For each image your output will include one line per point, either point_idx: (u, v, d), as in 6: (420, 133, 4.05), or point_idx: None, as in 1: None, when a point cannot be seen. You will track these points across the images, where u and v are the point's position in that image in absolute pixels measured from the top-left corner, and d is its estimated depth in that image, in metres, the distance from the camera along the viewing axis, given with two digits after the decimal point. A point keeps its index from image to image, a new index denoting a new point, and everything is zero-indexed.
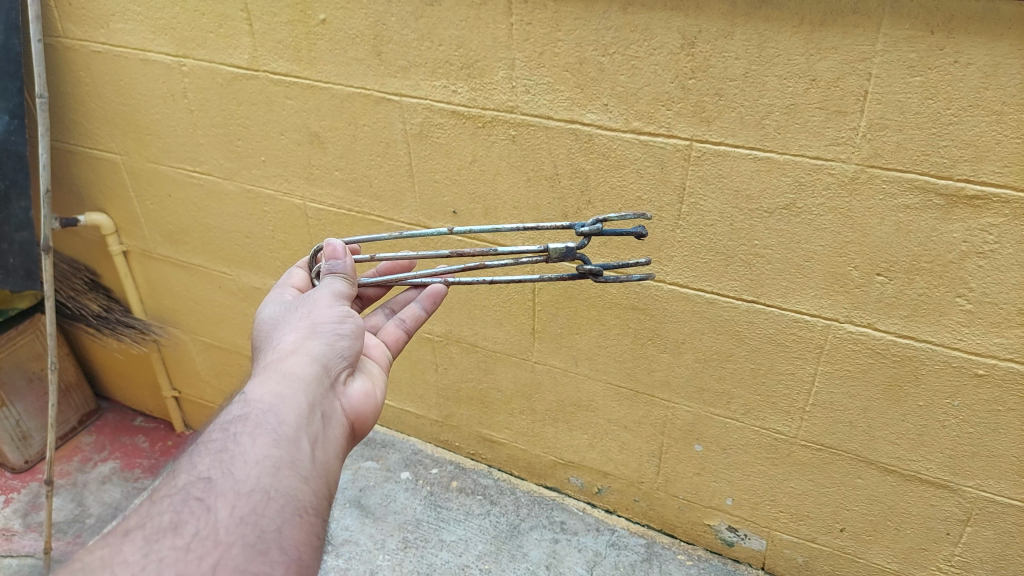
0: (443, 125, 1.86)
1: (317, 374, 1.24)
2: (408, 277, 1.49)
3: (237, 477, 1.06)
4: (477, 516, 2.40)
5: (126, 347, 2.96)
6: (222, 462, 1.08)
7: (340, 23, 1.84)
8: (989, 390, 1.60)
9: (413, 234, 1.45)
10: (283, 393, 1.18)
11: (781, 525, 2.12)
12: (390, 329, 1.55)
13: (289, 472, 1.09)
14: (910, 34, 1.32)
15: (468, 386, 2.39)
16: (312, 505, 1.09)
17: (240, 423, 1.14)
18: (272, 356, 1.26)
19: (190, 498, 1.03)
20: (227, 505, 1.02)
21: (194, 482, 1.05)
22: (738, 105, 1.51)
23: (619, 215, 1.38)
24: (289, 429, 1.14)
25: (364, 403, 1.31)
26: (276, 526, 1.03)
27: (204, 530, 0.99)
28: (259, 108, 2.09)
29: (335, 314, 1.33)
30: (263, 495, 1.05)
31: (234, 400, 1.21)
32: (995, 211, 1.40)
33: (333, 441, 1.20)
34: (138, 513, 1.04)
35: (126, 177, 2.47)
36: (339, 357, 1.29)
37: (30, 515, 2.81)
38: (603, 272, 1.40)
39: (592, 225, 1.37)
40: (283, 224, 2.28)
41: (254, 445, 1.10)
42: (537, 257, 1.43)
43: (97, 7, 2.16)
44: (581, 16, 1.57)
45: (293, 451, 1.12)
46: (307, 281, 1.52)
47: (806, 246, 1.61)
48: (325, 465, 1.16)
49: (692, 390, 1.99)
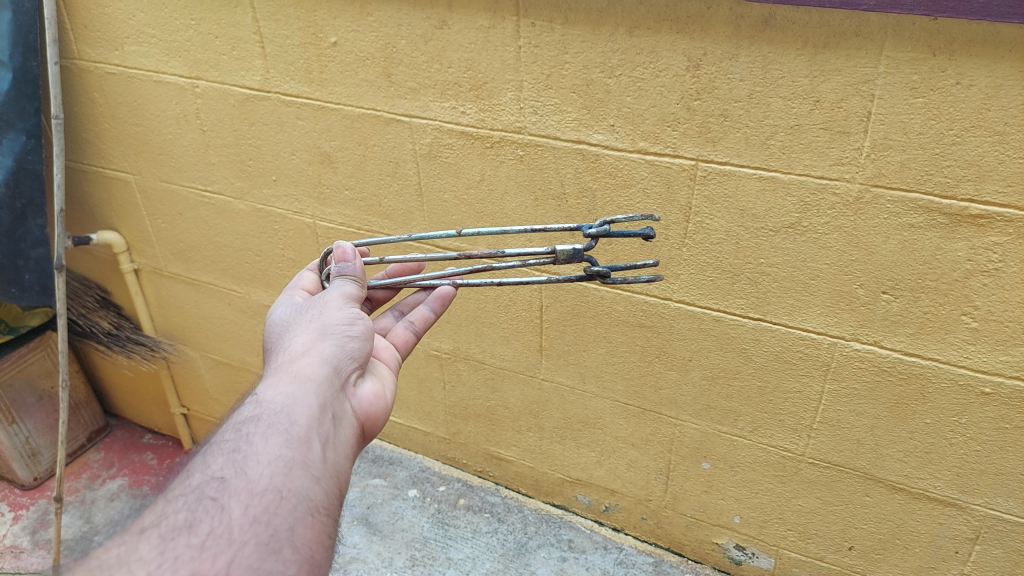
0: (452, 145, 1.88)
1: (328, 375, 1.25)
2: (416, 279, 1.50)
3: (250, 477, 1.07)
4: (484, 534, 2.41)
5: (135, 364, 2.97)
6: (235, 462, 1.09)
7: (350, 45, 1.87)
8: (995, 409, 1.61)
9: (421, 237, 1.46)
10: (294, 394, 1.19)
11: (788, 544, 2.12)
12: (398, 332, 1.57)
13: (301, 471, 1.10)
14: (912, 56, 1.33)
15: (475, 403, 2.40)
16: (324, 505, 1.10)
17: (253, 423, 1.15)
18: (283, 358, 1.28)
19: (204, 498, 1.05)
20: (241, 504, 1.03)
21: (208, 481, 1.07)
22: (743, 126, 1.52)
23: (626, 217, 1.38)
24: (300, 429, 1.15)
25: (374, 404, 1.32)
26: (288, 525, 1.04)
27: (218, 528, 1.01)
28: (270, 128, 2.12)
29: (346, 316, 1.35)
30: (276, 495, 1.06)
31: (247, 401, 1.22)
32: (999, 230, 1.41)
33: (344, 442, 1.21)
34: (153, 513, 1.05)
35: (137, 196, 2.50)
36: (349, 358, 1.30)
37: (38, 532, 2.82)
38: (610, 274, 1.40)
39: (600, 226, 1.37)
40: (292, 242, 2.31)
41: (266, 445, 1.11)
42: (545, 259, 1.43)
43: (112, 30, 2.19)
44: (588, 39, 1.59)
45: (305, 451, 1.13)
46: (317, 283, 1.54)
47: (811, 265, 1.62)
48: (336, 465, 1.17)
49: (699, 407, 2.00)
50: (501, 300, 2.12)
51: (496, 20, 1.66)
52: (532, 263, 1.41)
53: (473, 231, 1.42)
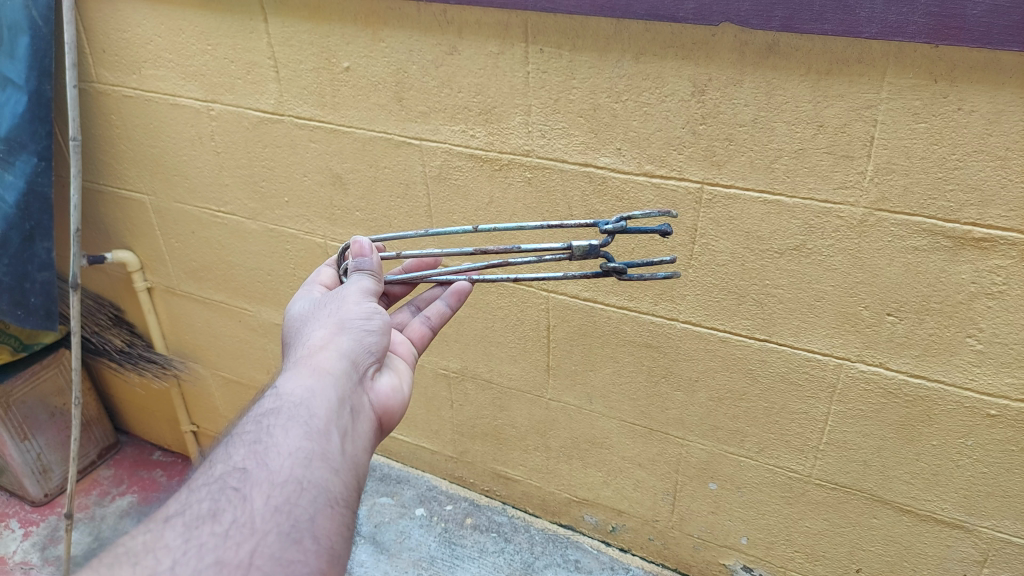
0: (461, 167, 1.91)
1: (346, 369, 1.27)
2: (432, 275, 1.52)
3: (271, 468, 1.09)
4: (491, 554, 2.42)
5: (146, 381, 2.99)
6: (257, 453, 1.11)
7: (363, 70, 1.90)
8: (1001, 431, 1.61)
9: (438, 233, 1.48)
10: (313, 386, 1.21)
11: (796, 565, 2.12)
12: (415, 326, 1.59)
13: (320, 463, 1.12)
14: (914, 82, 1.35)
15: (482, 422, 2.41)
16: (343, 496, 1.12)
17: (273, 415, 1.17)
18: (302, 352, 1.30)
19: (227, 488, 1.06)
20: (262, 494, 1.05)
21: (230, 472, 1.09)
22: (748, 150, 1.55)
23: (644, 214, 1.40)
24: (320, 422, 1.17)
25: (391, 398, 1.34)
26: (309, 515, 1.05)
27: (241, 518, 1.02)
28: (283, 151, 2.15)
29: (363, 311, 1.36)
30: (296, 486, 1.07)
31: (266, 394, 1.24)
32: (1002, 253, 1.42)
33: (362, 435, 1.23)
34: (177, 501, 1.07)
35: (151, 216, 2.54)
36: (367, 352, 1.32)
37: (48, 548, 2.83)
38: (626, 270, 1.40)
39: (616, 223, 1.38)
40: (304, 262, 2.33)
41: (287, 436, 1.13)
42: (561, 256, 1.44)
43: (130, 54, 2.23)
44: (595, 66, 1.61)
45: (324, 443, 1.15)
46: (336, 278, 1.56)
47: (817, 286, 1.64)
48: (354, 458, 1.19)
49: (705, 427, 2.01)
50: (508, 319, 2.13)
51: (505, 46, 1.69)
52: (548, 259, 1.43)
53: (489, 228, 1.44)
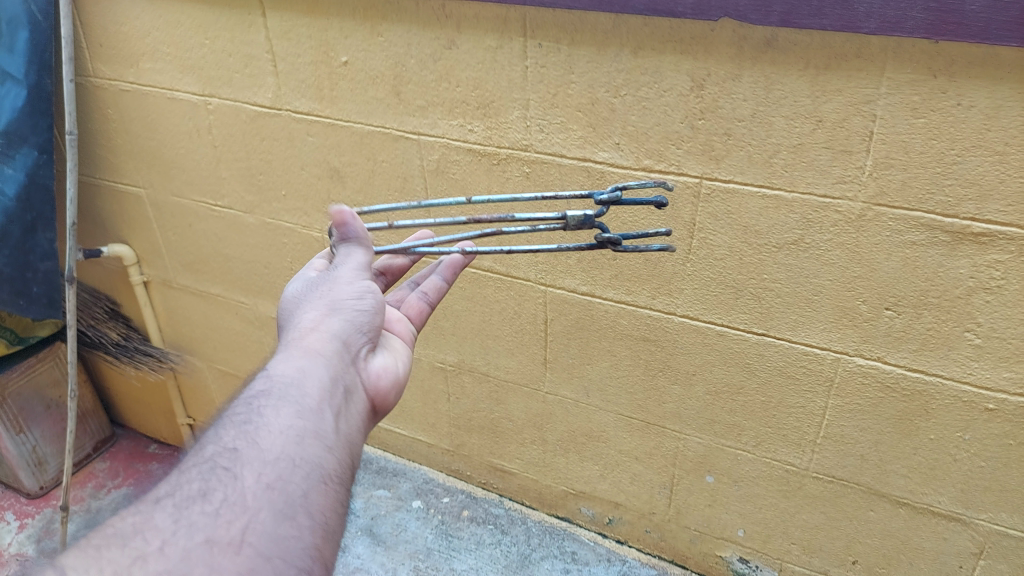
0: (459, 161, 1.90)
1: (337, 349, 1.27)
2: (419, 245, 1.51)
3: (262, 447, 1.08)
4: (488, 545, 2.42)
5: (142, 375, 2.96)
6: (247, 432, 1.10)
7: (361, 64, 1.89)
8: (998, 425, 1.62)
9: (432, 204, 1.47)
10: (305, 367, 1.21)
11: (793, 557, 2.12)
12: (413, 302, 1.59)
13: (312, 441, 1.12)
14: (912, 77, 1.35)
15: (479, 415, 2.41)
16: (336, 474, 1.12)
17: (265, 395, 1.17)
18: (293, 332, 1.29)
19: (218, 466, 1.05)
20: (254, 473, 1.04)
21: (221, 451, 1.08)
22: (747, 144, 1.54)
23: (638, 184, 1.39)
24: (312, 401, 1.17)
25: (383, 378, 1.34)
26: (301, 492, 1.06)
27: (232, 495, 1.01)
28: (281, 145, 2.14)
29: (356, 289, 1.36)
30: (288, 463, 1.07)
31: (258, 374, 1.24)
32: (1001, 248, 1.43)
33: (354, 416, 1.23)
34: (166, 483, 1.04)
35: (148, 209, 2.53)
36: (359, 332, 1.32)
37: (44, 540, 2.83)
38: (621, 242, 1.41)
39: (611, 193, 1.39)
40: (301, 255, 2.33)
41: (277, 416, 1.13)
42: (555, 226, 1.43)
43: (128, 46, 2.22)
44: (594, 60, 1.61)
45: (316, 422, 1.15)
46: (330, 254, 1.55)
47: (814, 281, 1.64)
48: (347, 437, 1.19)
49: (702, 421, 2.01)
50: (506, 313, 2.13)
51: (503, 40, 1.69)
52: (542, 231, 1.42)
53: (482, 198, 1.43)
